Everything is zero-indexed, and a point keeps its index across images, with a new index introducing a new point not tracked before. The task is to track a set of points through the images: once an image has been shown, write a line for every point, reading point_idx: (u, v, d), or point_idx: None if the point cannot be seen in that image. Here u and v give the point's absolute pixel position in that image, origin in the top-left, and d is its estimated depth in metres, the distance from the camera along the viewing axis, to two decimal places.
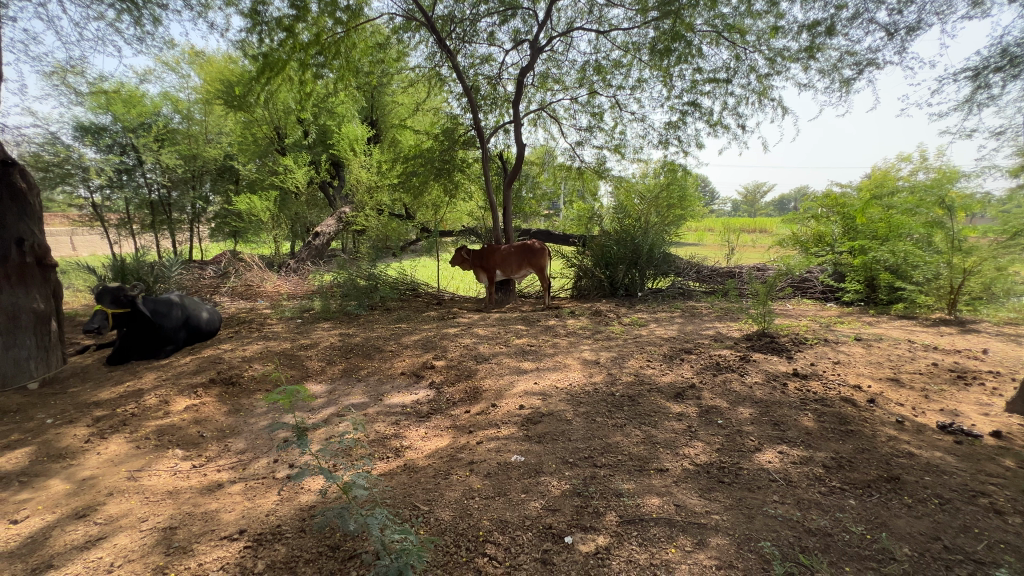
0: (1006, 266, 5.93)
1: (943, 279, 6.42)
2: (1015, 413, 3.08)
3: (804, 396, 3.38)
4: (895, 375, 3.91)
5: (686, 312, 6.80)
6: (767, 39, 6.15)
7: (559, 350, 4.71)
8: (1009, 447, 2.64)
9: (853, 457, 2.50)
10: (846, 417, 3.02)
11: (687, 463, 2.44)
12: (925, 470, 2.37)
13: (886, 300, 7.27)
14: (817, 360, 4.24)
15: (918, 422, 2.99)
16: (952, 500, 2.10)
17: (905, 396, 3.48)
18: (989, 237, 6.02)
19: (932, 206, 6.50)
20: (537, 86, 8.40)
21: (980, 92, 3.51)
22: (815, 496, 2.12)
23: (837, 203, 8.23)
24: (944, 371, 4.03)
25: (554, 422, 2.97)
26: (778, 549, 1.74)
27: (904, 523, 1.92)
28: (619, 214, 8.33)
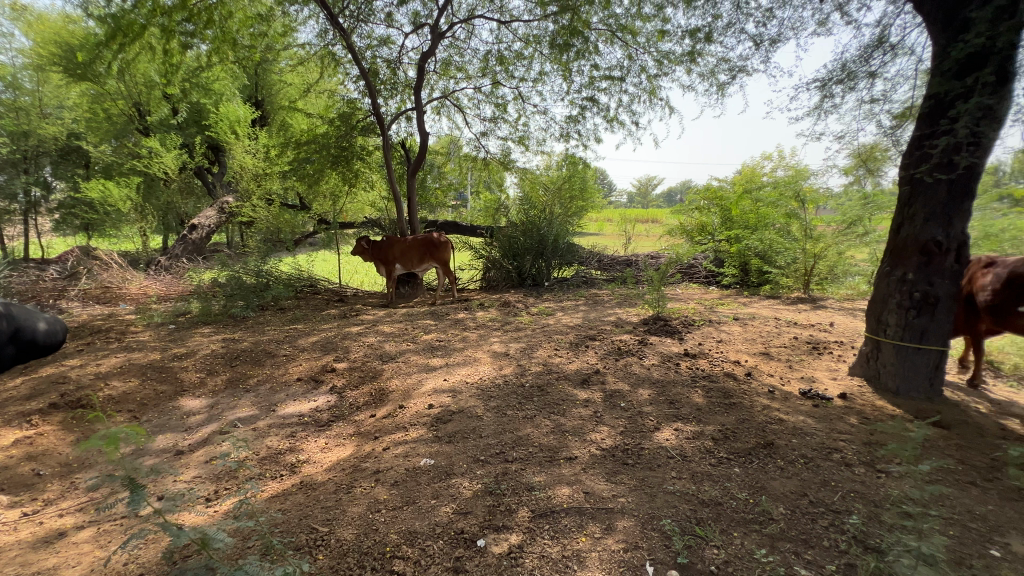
0: (844, 251, 7.09)
1: (800, 264, 7.42)
2: (856, 376, 3.62)
3: (694, 373, 3.69)
4: (766, 349, 4.43)
5: (590, 300, 7.11)
6: (655, 42, 6.56)
7: (469, 344, 4.65)
8: (853, 406, 3.10)
9: (735, 428, 2.75)
10: (728, 390, 3.34)
11: (593, 449, 2.51)
12: (793, 433, 2.69)
13: (756, 282, 8.23)
14: (703, 340, 4.66)
15: (786, 391, 3.40)
16: (814, 459, 2.39)
17: (774, 367, 3.96)
18: (832, 227, 7.11)
19: (789, 200, 7.45)
20: (439, 74, 8.17)
21: (826, 101, 4.04)
22: (706, 468, 2.30)
23: (716, 196, 8.96)
24: (803, 343, 4.66)
25: (464, 420, 2.90)
26: (678, 524, 1.84)
27: (779, 484, 2.15)
28: (524, 206, 8.44)
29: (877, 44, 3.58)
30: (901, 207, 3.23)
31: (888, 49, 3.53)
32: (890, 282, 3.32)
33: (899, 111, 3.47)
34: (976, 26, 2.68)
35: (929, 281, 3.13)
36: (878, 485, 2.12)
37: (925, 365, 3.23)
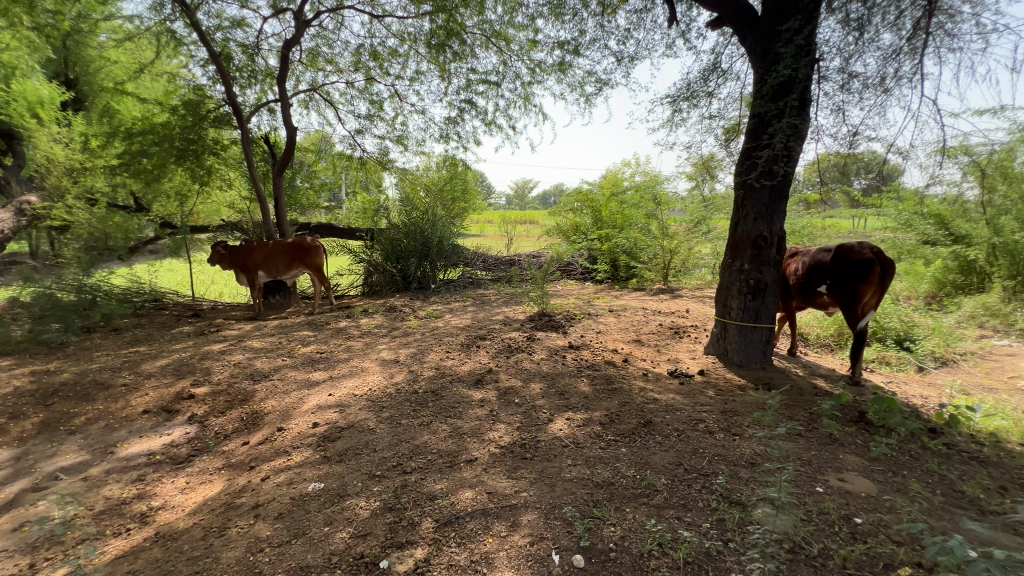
0: (692, 246, 8.40)
1: (660, 258, 8.47)
2: (710, 353, 4.18)
3: (580, 364, 3.93)
4: (638, 336, 4.90)
5: (477, 300, 7.17)
6: (528, 51, 6.83)
7: (354, 354, 4.37)
8: (710, 381, 3.58)
9: (618, 411, 2.99)
10: (610, 377, 3.61)
11: (492, 448, 2.53)
12: (665, 410, 3.00)
13: (624, 276, 9.10)
14: (585, 332, 4.99)
15: (657, 372, 3.79)
16: (684, 431, 2.70)
17: (645, 352, 4.39)
18: (682, 225, 8.39)
19: (648, 202, 8.55)
20: (306, 64, 7.54)
21: (675, 115, 4.59)
22: (597, 452, 2.45)
23: (587, 198, 9.57)
24: (667, 328, 5.26)
25: (355, 435, 2.71)
26: (577, 509, 1.94)
27: (659, 457, 2.38)
28: (406, 207, 8.21)
29: (712, 68, 4.18)
30: (737, 207, 3.80)
31: (721, 74, 4.13)
32: (731, 272, 3.88)
33: (731, 127, 4.07)
34: (785, 59, 3.26)
35: (760, 270, 3.73)
36: (734, 446, 2.46)
37: (759, 340, 3.85)
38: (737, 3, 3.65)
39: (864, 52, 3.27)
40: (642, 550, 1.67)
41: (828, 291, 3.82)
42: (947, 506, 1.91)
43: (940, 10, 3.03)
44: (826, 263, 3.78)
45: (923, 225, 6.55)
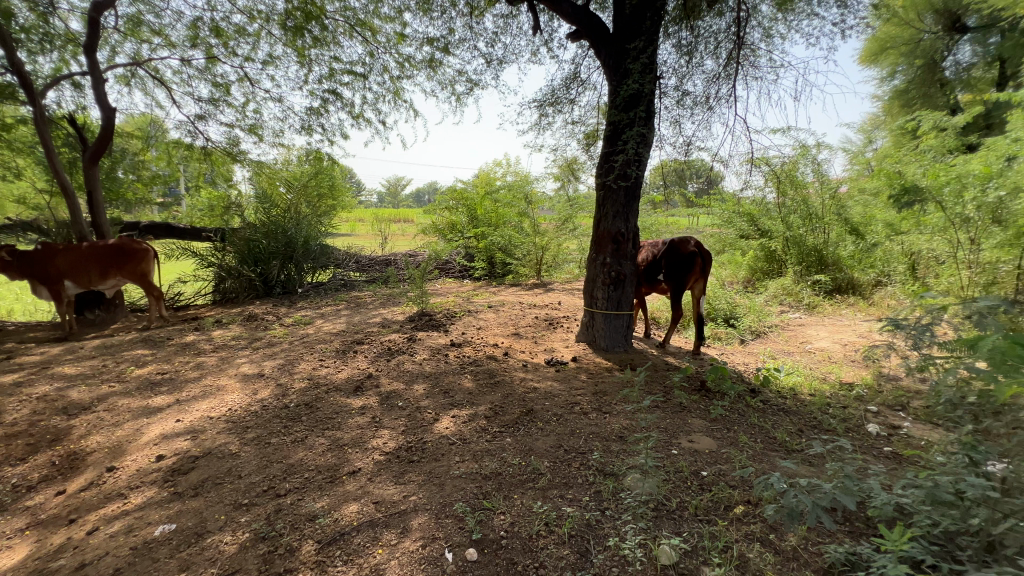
0: (561, 242, 9.07)
1: (533, 255, 9.04)
2: (581, 341, 4.52)
3: (462, 361, 3.96)
4: (516, 330, 5.10)
5: (351, 303, 6.79)
6: (395, 44, 6.60)
7: (207, 371, 3.82)
8: (582, 366, 3.88)
9: (502, 403, 3.08)
10: (492, 371, 3.71)
11: (377, 456, 2.43)
12: (545, 397, 3.18)
13: (501, 273, 9.47)
14: (466, 329, 5.05)
15: (535, 363, 3.99)
16: (562, 414, 2.89)
17: (524, 344, 4.60)
18: (551, 223, 8.97)
19: (520, 201, 8.97)
20: (124, 33, 6.32)
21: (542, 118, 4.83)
22: (484, 445, 2.51)
23: (462, 196, 9.58)
24: (542, 320, 5.56)
25: (214, 463, 2.39)
26: (467, 503, 1.96)
27: (541, 442, 2.52)
28: (264, 205, 7.41)
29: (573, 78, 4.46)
30: (598, 207, 4.16)
31: (580, 83, 4.46)
32: (596, 266, 4.23)
33: (591, 133, 4.43)
34: (633, 74, 3.67)
35: (620, 262, 4.14)
36: (605, 423, 2.72)
37: (621, 326, 4.26)
38: (592, 20, 3.98)
39: (694, 74, 3.84)
40: (531, 532, 1.75)
41: (665, 279, 4.43)
42: (765, 450, 2.35)
43: (745, 44, 3.69)
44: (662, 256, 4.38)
45: (739, 222, 7.88)
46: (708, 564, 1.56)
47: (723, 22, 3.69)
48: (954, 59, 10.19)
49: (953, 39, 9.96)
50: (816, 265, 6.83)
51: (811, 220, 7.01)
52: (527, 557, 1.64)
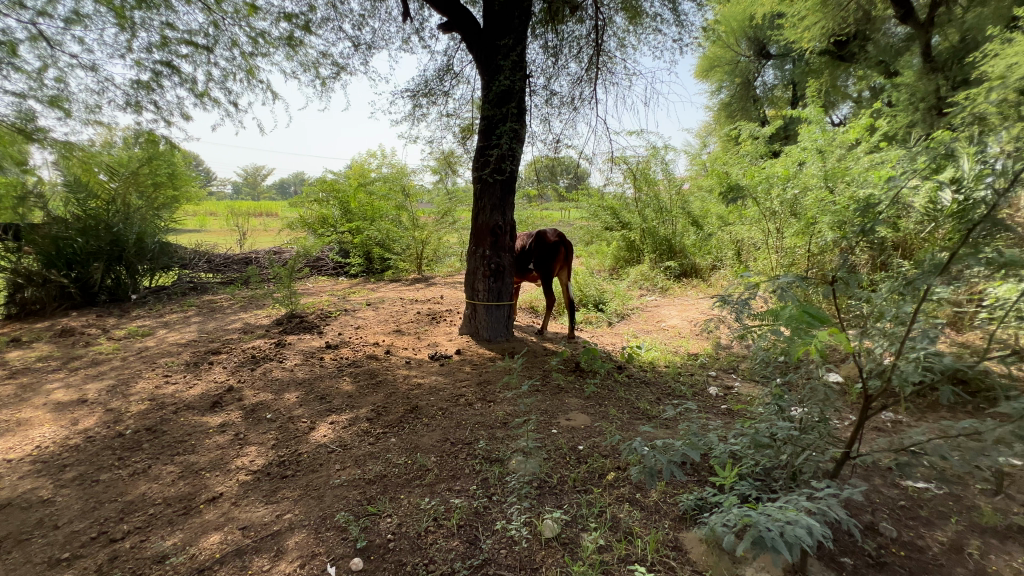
0: (441, 236, 9.05)
1: (412, 249, 8.92)
2: (464, 334, 4.54)
3: (339, 363, 3.72)
4: (398, 327, 4.95)
5: (204, 308, 5.96)
6: (245, 16, 5.85)
7: (1, 403, 3.04)
8: (466, 358, 3.90)
9: (385, 403, 2.97)
10: (374, 371, 3.55)
11: (242, 476, 2.18)
12: (429, 393, 3.14)
13: (380, 268, 9.21)
14: (342, 329, 4.76)
15: (419, 358, 3.91)
16: (447, 408, 2.89)
17: (406, 341, 4.48)
18: (431, 217, 8.86)
19: (397, 194, 8.69)
20: None
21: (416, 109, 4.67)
22: (366, 449, 2.40)
23: (333, 188, 8.97)
24: (424, 315, 5.47)
25: (17, 516, 1.92)
26: (350, 512, 1.86)
27: (427, 438, 2.49)
28: (75, 193, 5.95)
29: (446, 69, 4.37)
30: (476, 200, 4.21)
31: (454, 75, 4.39)
32: (476, 258, 4.27)
33: (466, 126, 4.42)
34: (504, 71, 3.77)
35: (499, 254, 4.24)
36: (490, 412, 2.78)
37: (502, 316, 4.37)
38: (462, 12, 3.97)
39: (560, 75, 4.07)
40: (419, 530, 1.73)
41: (534, 268, 4.66)
42: (630, 419, 2.63)
43: (603, 51, 4.01)
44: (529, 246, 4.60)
45: (604, 215, 8.61)
46: (586, 529, 1.70)
47: (584, 28, 3.97)
48: (762, 80, 12.38)
49: (761, 63, 12.12)
50: (666, 252, 7.80)
51: (661, 214, 7.96)
52: (416, 556, 1.62)
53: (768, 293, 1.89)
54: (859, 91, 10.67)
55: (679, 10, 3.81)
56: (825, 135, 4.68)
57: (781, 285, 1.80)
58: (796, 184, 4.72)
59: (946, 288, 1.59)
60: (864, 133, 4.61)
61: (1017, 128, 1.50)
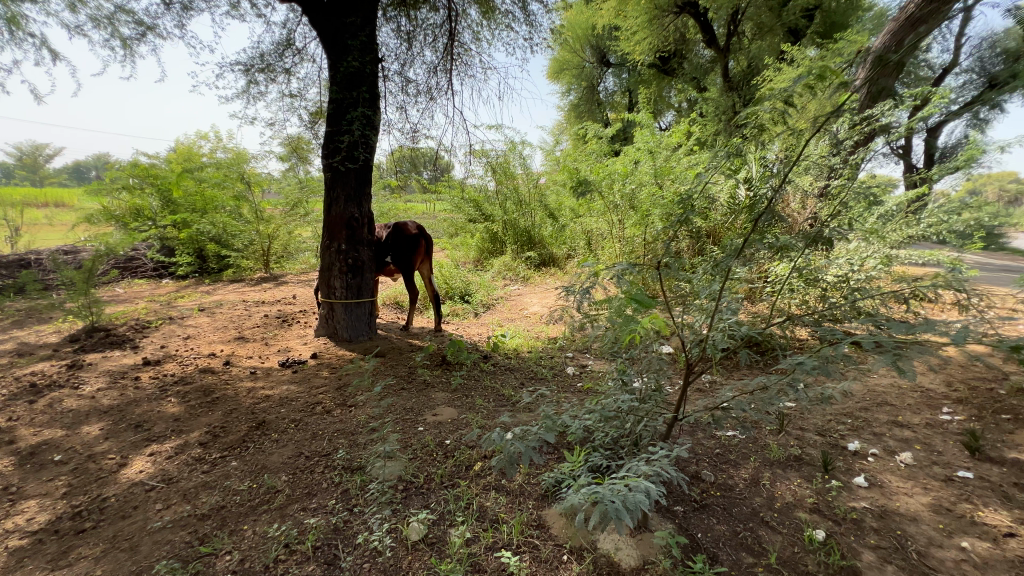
0: (292, 230, 8.21)
1: (257, 245, 7.96)
2: (321, 336, 4.16)
3: (162, 382, 3.13)
4: (240, 333, 4.35)
5: None
6: None
7: None
8: (323, 361, 3.57)
9: (224, 422, 2.57)
10: (208, 387, 3.05)
11: (17, 541, 1.70)
12: (280, 404, 2.80)
13: (217, 267, 8.08)
14: (166, 341, 4.02)
15: (267, 367, 3.47)
16: (302, 418, 2.61)
17: (251, 348, 3.95)
18: (279, 209, 7.86)
19: (236, 181, 7.48)
20: None
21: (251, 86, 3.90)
22: (199, 480, 2.05)
23: (148, 173, 7.58)
24: (273, 318, 4.89)
25: None
26: (176, 558, 1.57)
27: (277, 456, 2.22)
28: None
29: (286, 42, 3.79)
30: (327, 190, 3.87)
31: (296, 51, 3.91)
32: (330, 253, 3.94)
33: (313, 109, 4.01)
34: (352, 52, 3.51)
35: (356, 248, 3.96)
36: (351, 417, 2.59)
37: (364, 314, 4.11)
38: None
39: (414, 63, 3.94)
40: (268, 562, 1.53)
41: (393, 261, 4.48)
42: (496, 407, 2.69)
43: (458, 42, 3.97)
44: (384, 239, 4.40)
45: (467, 207, 8.68)
46: (453, 525, 1.68)
47: (438, 17, 3.88)
48: (604, 86, 13.68)
49: (603, 70, 13.37)
50: (527, 243, 8.28)
51: (521, 206, 8.31)
52: None
53: (604, 281, 2.04)
54: (679, 102, 12.40)
55: (528, 10, 3.95)
56: (655, 138, 5.33)
57: (617, 272, 1.96)
58: (634, 180, 5.29)
59: (741, 268, 1.91)
60: (684, 137, 5.35)
61: (784, 137, 1.86)
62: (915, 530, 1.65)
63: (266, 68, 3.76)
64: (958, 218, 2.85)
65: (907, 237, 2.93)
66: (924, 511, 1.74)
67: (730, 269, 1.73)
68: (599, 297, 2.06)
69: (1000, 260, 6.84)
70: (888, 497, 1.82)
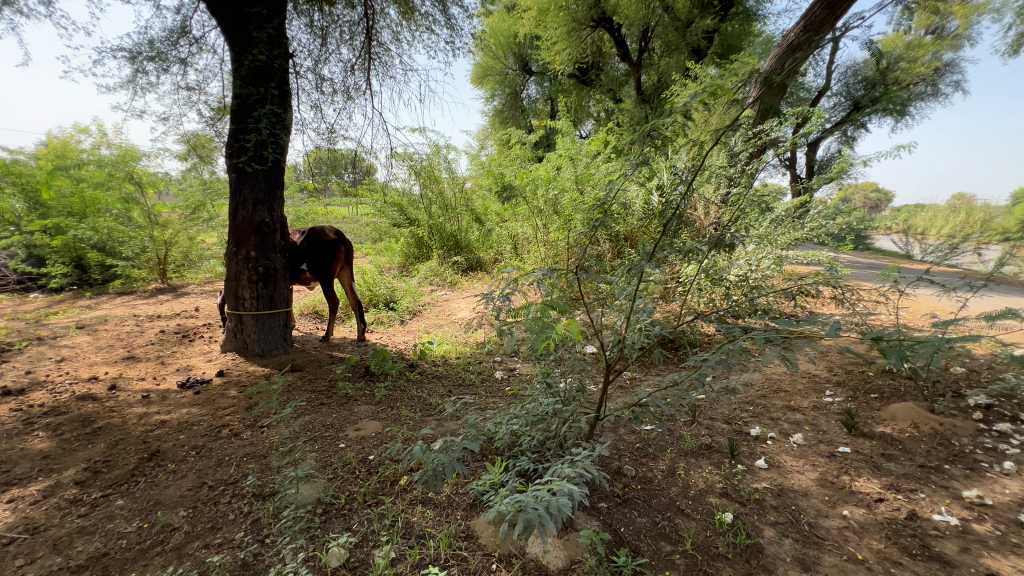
0: (195, 236, 7.48)
1: (150, 252, 7.15)
2: (228, 351, 3.80)
3: (27, 414, 2.68)
4: (130, 353, 3.86)
5: None
6: None
7: None
8: (230, 379, 3.26)
9: (107, 455, 2.26)
10: (88, 416, 2.66)
11: None
12: (178, 430, 2.51)
13: (102, 279, 7.15)
14: (34, 366, 3.46)
15: (162, 389, 3.10)
16: (204, 445, 2.36)
17: (143, 369, 3.52)
18: (177, 212, 7.13)
19: (123, 181, 6.65)
20: None
21: (140, 77, 3.42)
22: (74, 525, 1.77)
23: (9, 170, 6.56)
24: (171, 335, 4.40)
25: None
26: None
27: (174, 490, 1.98)
28: None
29: (181, 29, 3.41)
30: (232, 193, 3.55)
31: (193, 41, 3.56)
32: (237, 261, 3.62)
33: (215, 104, 3.66)
34: (258, 44, 3.26)
35: (267, 256, 3.67)
36: (264, 439, 2.39)
37: (278, 326, 3.81)
38: None
39: (329, 61, 3.75)
40: None
41: (309, 269, 4.20)
42: (423, 417, 2.62)
43: (377, 42, 3.84)
44: (298, 245, 4.10)
45: (391, 211, 8.42)
46: (377, 546, 1.60)
47: (354, 14, 3.73)
48: (527, 94, 13.96)
49: (525, 78, 13.61)
50: (454, 247, 8.21)
51: (447, 210, 8.22)
52: None
53: (523, 287, 2.05)
54: (597, 111, 12.98)
55: (449, 13, 3.91)
56: (575, 146, 5.53)
57: (536, 278, 1.98)
58: (556, 186, 5.43)
59: (654, 271, 2.02)
60: (602, 145, 5.58)
61: (690, 148, 1.99)
62: (806, 503, 1.83)
63: (156, 56, 3.37)
64: (834, 223, 3.24)
65: (795, 239, 3.28)
66: (813, 486, 1.94)
67: (644, 272, 1.82)
68: (521, 301, 2.07)
69: (866, 258, 7.89)
70: (784, 475, 2.02)
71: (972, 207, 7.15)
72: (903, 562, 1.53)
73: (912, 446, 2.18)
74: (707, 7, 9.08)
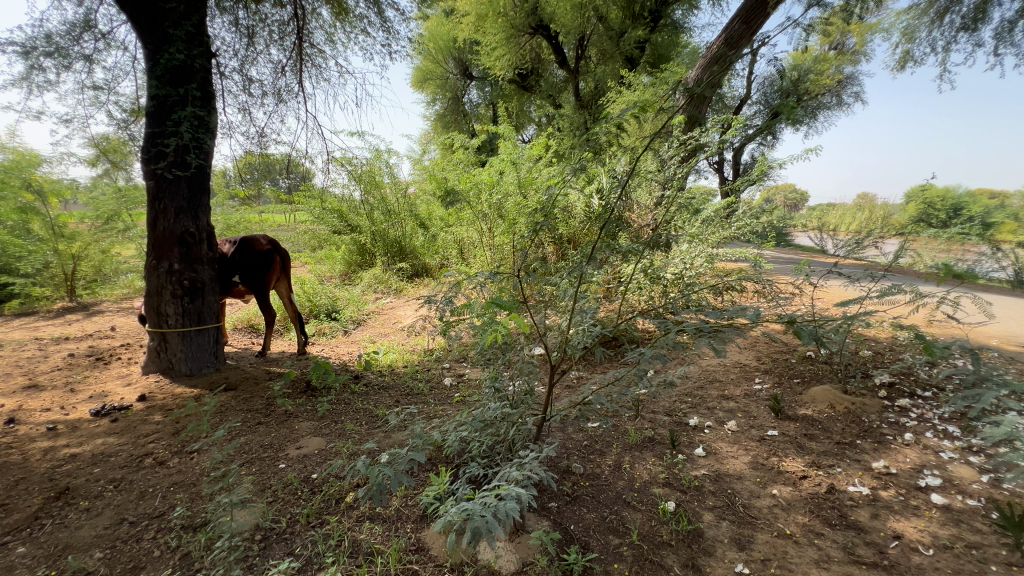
0: (109, 248, 6.86)
1: (55, 268, 6.48)
2: (151, 373, 3.49)
3: None
4: (32, 381, 3.45)
5: None
6: None
7: None
8: (154, 404, 2.98)
9: (5, 498, 2.00)
10: None
11: None
12: (92, 464, 2.27)
13: None
14: None
15: (72, 420, 2.79)
16: (124, 477, 2.15)
17: (48, 398, 3.15)
18: (86, 223, 6.54)
19: (18, 190, 5.94)
20: None
21: (36, 73, 3.07)
22: None
23: None
24: (83, 358, 3.99)
25: None
26: None
27: (87, 530, 1.79)
28: None
29: (84, 23, 3.10)
30: (150, 201, 3.27)
31: (99, 36, 3.26)
32: (159, 275, 3.34)
33: (127, 105, 3.37)
34: (175, 42, 3.04)
35: (193, 268, 3.42)
36: (193, 466, 2.22)
37: (207, 342, 3.55)
38: None
39: (258, 61, 3.57)
40: None
41: (241, 281, 3.96)
42: (368, 430, 2.54)
43: (309, 43, 3.70)
44: (229, 256, 3.85)
45: (331, 218, 8.14)
46: (322, 568, 1.53)
47: (284, 13, 3.57)
48: (469, 98, 13.97)
49: (466, 83, 13.59)
50: (398, 254, 8.05)
51: (390, 216, 8.04)
52: None
53: (467, 291, 2.04)
54: (539, 116, 13.22)
55: (385, 16, 3.85)
56: (517, 151, 5.62)
57: (480, 282, 1.97)
58: (500, 190, 5.47)
59: (596, 272, 2.08)
60: (544, 150, 5.67)
61: (624, 153, 2.07)
62: (740, 486, 1.95)
63: (55, 51, 3.06)
64: (758, 222, 3.49)
65: (723, 237, 3.50)
66: (747, 469, 2.07)
67: (584, 272, 1.86)
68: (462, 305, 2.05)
69: (787, 254, 8.56)
70: (720, 461, 2.14)
71: (874, 206, 7.95)
72: (825, 532, 1.67)
73: (830, 425, 2.39)
74: (638, 18, 9.47)
